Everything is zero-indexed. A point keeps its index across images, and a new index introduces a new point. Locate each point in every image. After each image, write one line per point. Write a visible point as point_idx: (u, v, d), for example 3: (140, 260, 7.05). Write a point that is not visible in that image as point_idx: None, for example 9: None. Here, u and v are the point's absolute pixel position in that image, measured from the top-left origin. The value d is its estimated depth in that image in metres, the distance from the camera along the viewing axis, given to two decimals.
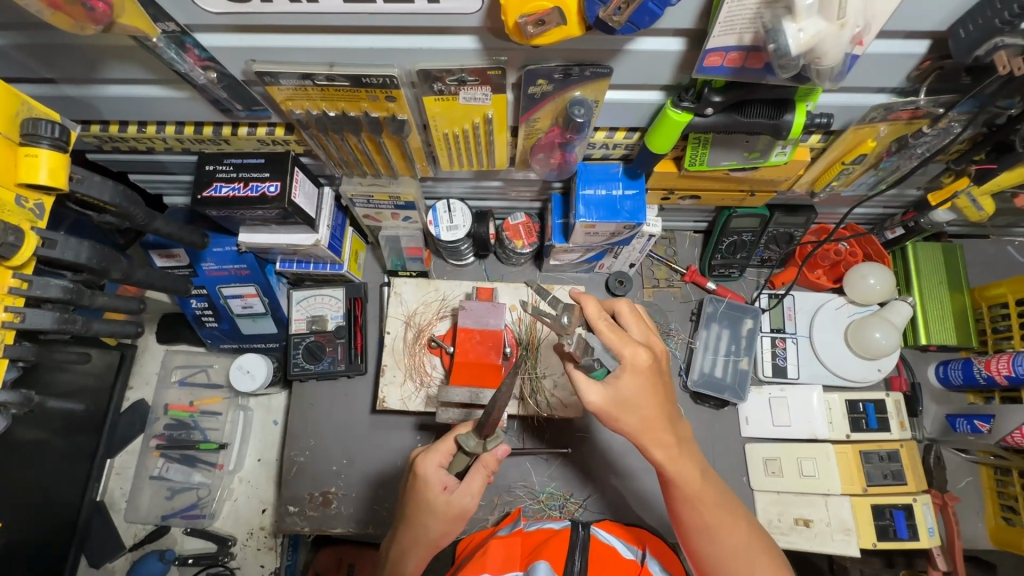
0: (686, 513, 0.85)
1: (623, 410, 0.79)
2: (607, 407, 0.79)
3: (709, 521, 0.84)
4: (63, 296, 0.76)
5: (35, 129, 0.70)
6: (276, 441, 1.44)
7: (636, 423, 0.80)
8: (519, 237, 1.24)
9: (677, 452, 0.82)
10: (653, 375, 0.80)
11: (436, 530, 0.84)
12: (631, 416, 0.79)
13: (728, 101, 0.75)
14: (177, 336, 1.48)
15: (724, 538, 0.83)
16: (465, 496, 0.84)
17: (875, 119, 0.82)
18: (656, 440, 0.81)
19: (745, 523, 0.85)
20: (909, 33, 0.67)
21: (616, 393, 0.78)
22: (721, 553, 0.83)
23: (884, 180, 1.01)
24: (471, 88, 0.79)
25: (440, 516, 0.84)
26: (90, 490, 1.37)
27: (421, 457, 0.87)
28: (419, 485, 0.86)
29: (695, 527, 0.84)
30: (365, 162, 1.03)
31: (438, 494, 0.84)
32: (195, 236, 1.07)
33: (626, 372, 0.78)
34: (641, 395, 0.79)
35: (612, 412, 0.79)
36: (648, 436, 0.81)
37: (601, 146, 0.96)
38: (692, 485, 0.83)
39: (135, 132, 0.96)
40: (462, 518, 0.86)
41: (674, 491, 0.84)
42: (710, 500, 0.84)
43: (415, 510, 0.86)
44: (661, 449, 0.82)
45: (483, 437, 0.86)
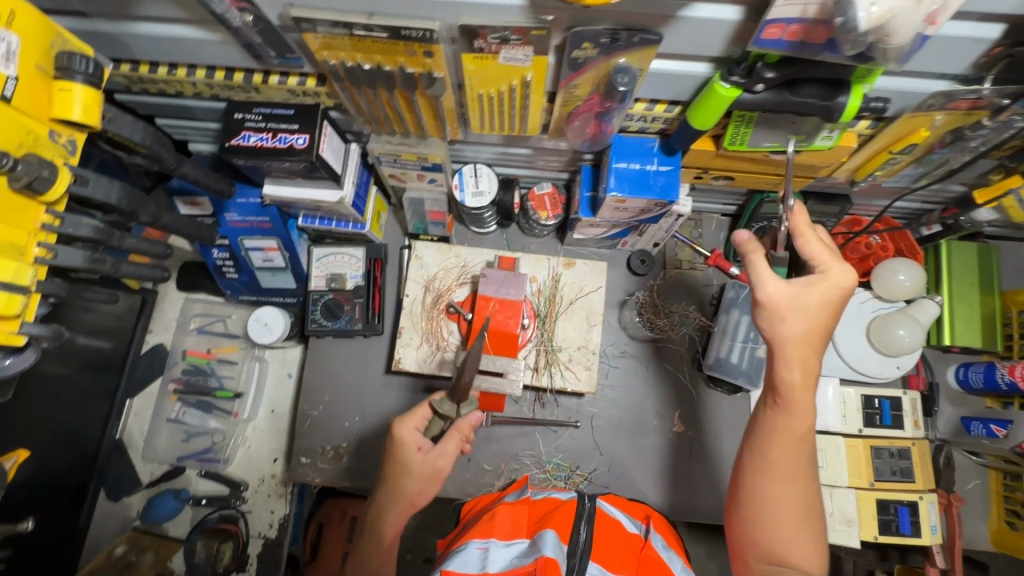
0: (766, 447, 0.81)
1: (782, 320, 0.76)
2: (780, 303, 0.76)
3: (785, 468, 0.80)
4: (93, 235, 0.76)
5: (69, 63, 0.70)
6: (290, 393, 1.47)
7: (796, 334, 0.76)
8: (543, 208, 1.22)
9: (802, 387, 0.78)
10: (832, 307, 0.76)
11: (412, 488, 0.89)
12: (798, 324, 0.75)
13: (780, 78, 0.71)
14: (196, 285, 1.49)
15: (783, 492, 0.79)
16: (442, 457, 0.90)
17: (932, 106, 0.78)
18: (798, 360, 0.77)
19: (807, 493, 0.80)
20: (984, 15, 0.63)
21: (794, 299, 0.75)
22: (771, 501, 0.80)
23: (929, 173, 0.97)
24: (513, 48, 0.76)
25: (417, 476, 0.89)
26: (110, 427, 1.41)
27: (399, 421, 0.93)
28: (397, 447, 0.91)
29: (769, 466, 0.80)
30: (395, 120, 1.01)
31: (413, 454, 0.90)
32: (221, 184, 1.06)
33: (819, 284, 0.75)
34: (817, 309, 0.75)
35: (782, 311, 0.76)
36: (789, 352, 0.77)
37: (638, 118, 0.93)
38: (796, 425, 0.79)
39: (165, 75, 0.95)
40: (437, 478, 0.90)
41: (777, 422, 0.80)
42: (795, 451, 0.80)
43: (396, 473, 0.90)
44: (797, 371, 0.77)
45: (456, 403, 0.90)
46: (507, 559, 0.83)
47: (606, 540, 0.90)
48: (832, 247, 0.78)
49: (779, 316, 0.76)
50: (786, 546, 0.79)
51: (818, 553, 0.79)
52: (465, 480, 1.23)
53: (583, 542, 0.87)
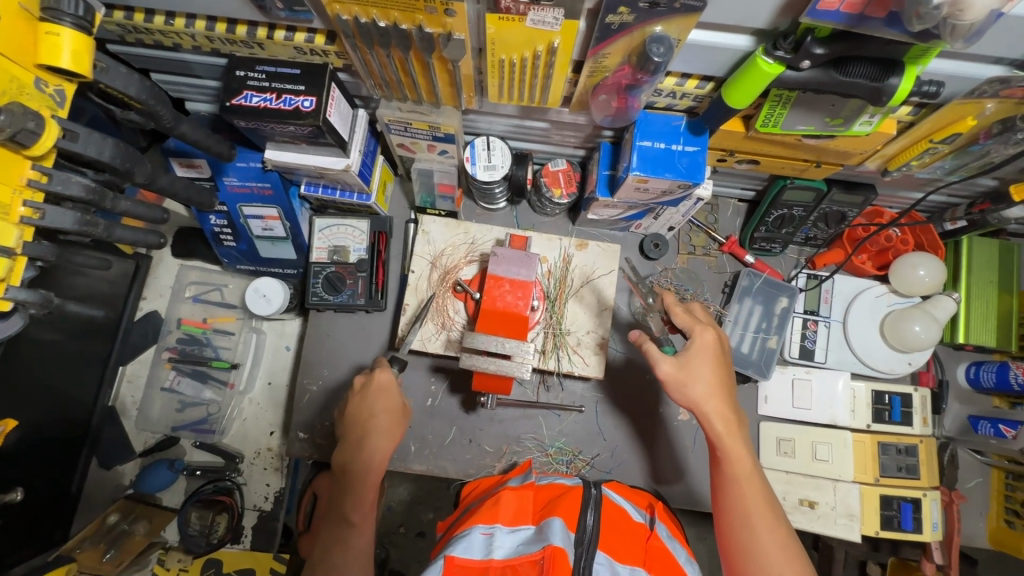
0: (730, 495, 0.91)
1: (691, 382, 0.92)
2: (676, 373, 0.92)
3: (753, 509, 0.89)
4: (84, 195, 0.70)
5: (56, 3, 0.63)
6: (288, 366, 1.44)
7: (702, 392, 0.92)
8: (558, 185, 1.17)
9: (728, 433, 0.92)
10: (716, 361, 0.94)
11: (395, 424, 1.04)
12: (698, 381, 0.92)
13: (830, 55, 0.66)
14: (192, 251, 1.44)
15: (762, 535, 0.86)
16: (404, 398, 1.09)
17: (985, 93, 0.73)
18: (715, 407, 0.92)
19: (781, 529, 0.87)
20: None
21: (685, 364, 0.92)
22: (756, 549, 0.86)
23: (966, 166, 0.93)
24: (543, 9, 0.70)
25: (395, 410, 1.05)
26: (103, 394, 1.38)
27: (377, 368, 1.06)
28: (382, 387, 1.05)
29: (740, 514, 0.89)
30: (407, 85, 0.95)
31: (395, 391, 1.06)
32: (220, 146, 1.00)
33: (695, 349, 0.93)
34: (706, 370, 0.92)
35: (680, 378, 0.92)
36: (704, 402, 0.92)
37: (667, 94, 0.88)
38: (742, 465, 0.91)
39: (162, 24, 0.87)
40: (402, 417, 1.06)
41: (724, 472, 0.92)
42: (752, 491, 0.90)
43: (377, 410, 1.03)
44: (721, 420, 0.92)
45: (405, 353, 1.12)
46: (512, 545, 0.82)
47: (612, 528, 0.89)
48: (697, 315, 0.98)
49: (685, 379, 0.92)
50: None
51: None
52: (466, 461, 1.21)
53: (590, 528, 0.86)
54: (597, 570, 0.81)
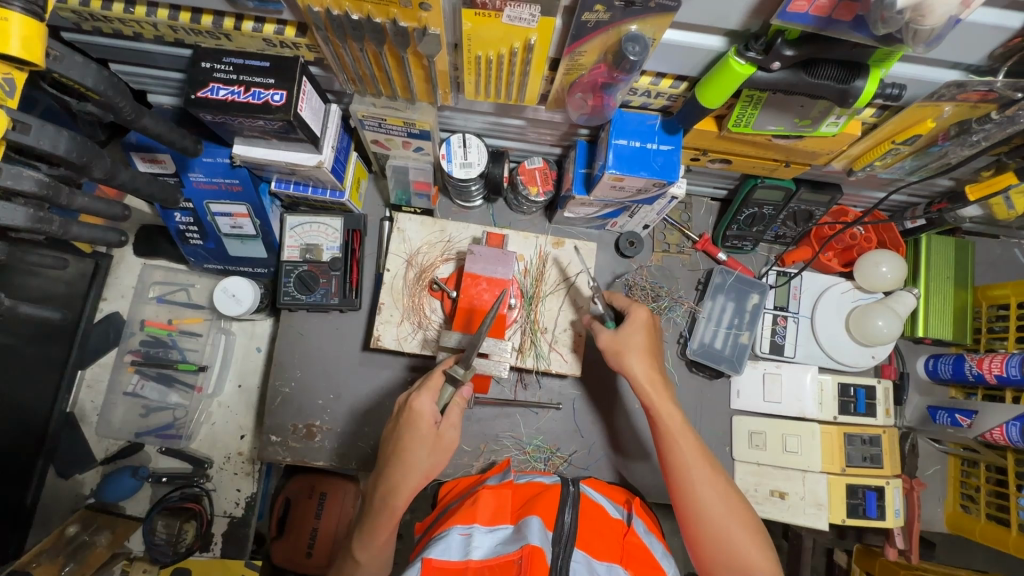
0: (671, 452, 0.94)
1: (624, 350, 1.00)
2: (611, 345, 1.01)
3: (689, 462, 0.92)
4: (38, 190, 0.67)
5: None
6: (259, 368, 1.40)
7: (634, 358, 0.99)
8: (534, 183, 1.17)
9: (655, 389, 0.98)
10: (647, 332, 1.01)
11: (426, 461, 0.88)
12: (629, 352, 0.99)
13: (800, 57, 0.68)
14: (155, 249, 1.38)
15: (708, 488, 0.91)
16: (450, 428, 0.91)
17: (943, 97, 0.76)
18: (642, 369, 0.98)
19: (723, 480, 0.92)
20: (1011, 2, 0.61)
21: (621, 337, 1.00)
22: (704, 506, 0.89)
23: (924, 167, 0.97)
24: (519, 6, 0.70)
25: (428, 447, 0.88)
26: (60, 400, 1.32)
27: (414, 395, 0.89)
28: (412, 419, 0.89)
29: (686, 473, 0.92)
30: (381, 81, 0.93)
31: (431, 428, 0.88)
32: (185, 141, 0.96)
33: (631, 324, 1.01)
34: (639, 337, 1.00)
35: (615, 349, 1.00)
36: (632, 366, 0.99)
37: (642, 93, 0.88)
38: (674, 421, 0.95)
39: (121, 13, 0.83)
40: (443, 448, 0.91)
41: (665, 431, 0.95)
42: (689, 444, 0.94)
43: (404, 446, 0.88)
44: (647, 375, 0.98)
45: (469, 369, 0.90)
46: (490, 546, 0.81)
47: (590, 525, 0.89)
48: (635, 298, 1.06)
49: (620, 349, 1.00)
50: (736, 544, 0.87)
51: (760, 540, 0.88)
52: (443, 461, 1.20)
53: (568, 526, 0.86)
54: (574, 570, 0.81)
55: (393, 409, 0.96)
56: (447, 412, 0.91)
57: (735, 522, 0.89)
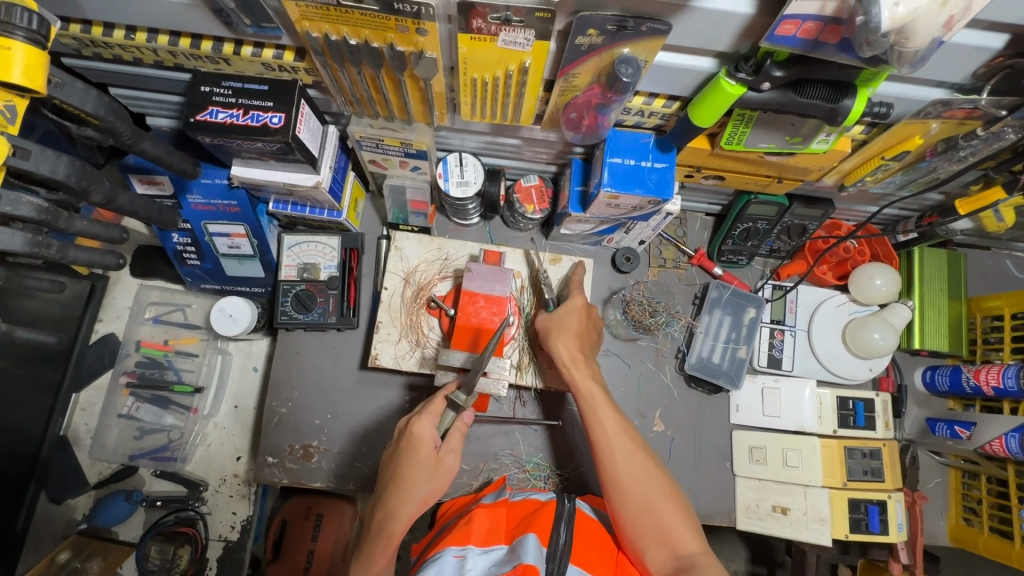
0: (596, 429, 0.96)
1: (557, 329, 1.04)
2: (549, 323, 1.05)
3: (611, 438, 0.94)
4: (37, 215, 0.67)
5: (8, 16, 0.60)
6: (255, 388, 1.39)
7: (564, 340, 1.03)
8: (530, 201, 1.18)
9: (576, 369, 1.01)
10: (578, 311, 1.06)
11: (424, 486, 0.87)
12: (558, 334, 1.03)
13: (790, 77, 0.69)
14: (152, 270, 1.38)
15: (630, 461, 0.92)
16: (450, 453, 0.90)
17: (930, 114, 0.78)
18: (564, 349, 1.02)
19: (645, 454, 0.94)
20: (992, 24, 0.62)
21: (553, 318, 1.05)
22: (622, 476, 0.91)
23: (914, 182, 0.99)
24: (514, 31, 0.71)
25: (427, 472, 0.88)
26: (53, 423, 1.30)
27: (415, 419, 0.90)
28: (412, 443, 0.89)
29: (605, 446, 0.94)
30: (379, 102, 0.94)
31: (430, 454, 0.88)
32: (184, 163, 0.97)
33: (569, 310, 1.06)
34: (567, 318, 1.05)
35: (548, 329, 1.05)
36: (554, 346, 1.03)
37: (636, 113, 0.90)
38: (597, 398, 0.98)
39: (122, 39, 0.85)
40: (444, 474, 0.89)
41: (587, 408, 0.98)
42: (612, 420, 0.96)
43: (403, 470, 0.88)
44: (569, 355, 1.02)
45: (471, 395, 0.91)
46: (484, 568, 0.80)
47: (584, 541, 0.89)
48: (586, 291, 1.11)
49: (555, 328, 1.04)
50: (662, 514, 0.88)
51: (686, 513, 0.90)
52: None
53: (563, 544, 0.85)
54: None
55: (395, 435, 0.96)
56: (449, 438, 0.91)
57: (655, 491, 0.90)
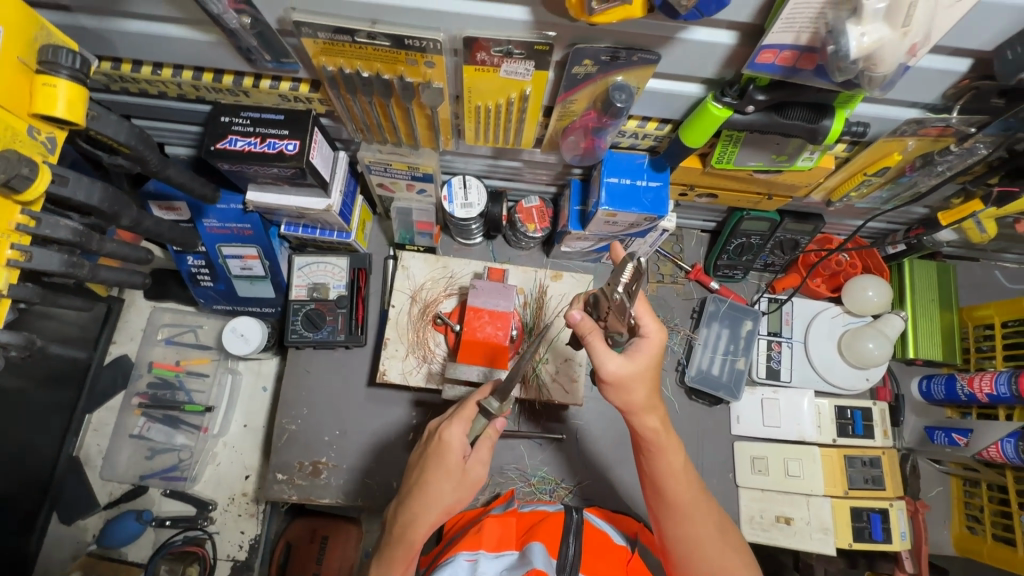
0: (670, 487, 0.87)
1: (629, 385, 0.80)
2: (624, 375, 0.79)
3: (682, 498, 0.87)
4: (72, 238, 0.72)
5: (54, 57, 0.66)
6: (264, 407, 1.41)
7: (640, 395, 0.82)
8: (531, 221, 1.23)
9: (661, 435, 0.85)
10: (657, 359, 0.81)
11: (450, 495, 0.88)
12: (631, 390, 0.81)
13: (771, 100, 0.75)
14: (166, 293, 1.42)
15: (698, 518, 0.87)
16: (477, 464, 0.90)
17: (906, 132, 0.83)
18: (648, 412, 0.84)
19: (712, 508, 0.89)
20: (955, 50, 0.68)
21: (632, 368, 0.79)
22: (692, 534, 0.87)
23: (897, 196, 1.04)
24: (515, 62, 0.76)
25: (453, 482, 0.88)
26: (67, 443, 1.33)
27: (445, 424, 0.88)
28: (441, 449, 0.88)
29: (678, 505, 0.87)
30: (388, 129, 1.00)
31: (457, 463, 0.88)
32: (203, 189, 1.02)
33: (642, 349, 0.80)
34: (650, 370, 0.81)
35: (625, 382, 0.80)
36: (637, 412, 0.83)
37: (630, 135, 0.95)
38: (675, 457, 0.86)
39: (149, 74, 0.91)
40: (470, 483, 0.90)
41: (660, 466, 0.86)
42: (684, 479, 0.87)
43: (427, 477, 0.88)
44: (653, 420, 0.84)
45: (505, 403, 0.88)
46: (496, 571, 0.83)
47: (594, 553, 0.91)
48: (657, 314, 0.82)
49: (623, 386, 0.81)
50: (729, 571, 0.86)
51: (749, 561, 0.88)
52: None
53: (571, 556, 0.88)
54: None
55: (424, 434, 0.96)
56: (476, 447, 0.91)
57: (725, 551, 0.87)
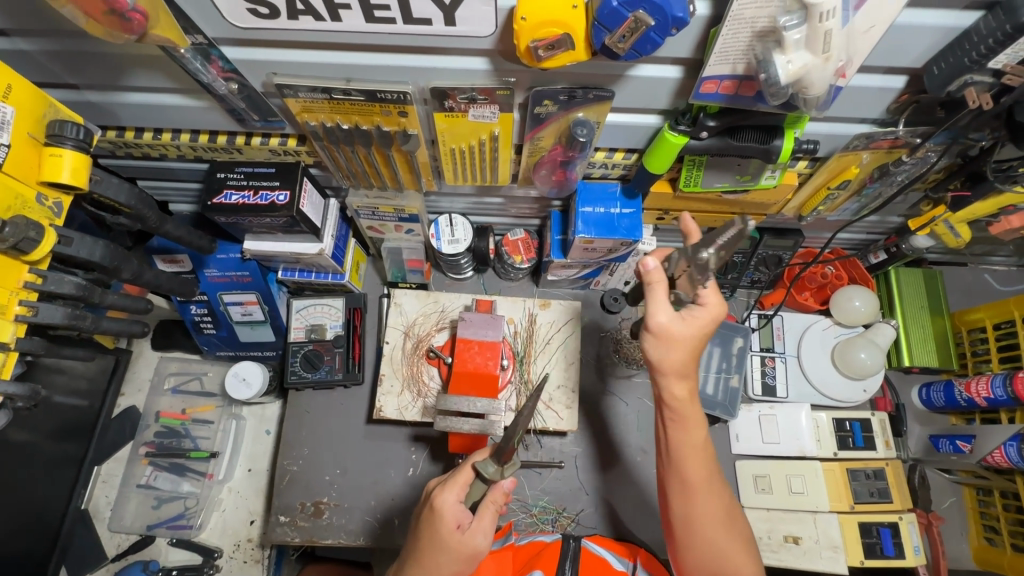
0: (685, 462, 0.85)
1: (667, 347, 0.81)
2: (666, 333, 0.80)
3: (695, 476, 0.85)
4: (76, 292, 0.77)
5: (60, 130, 0.73)
6: (268, 451, 1.43)
7: (682, 359, 0.82)
8: (518, 252, 1.27)
9: (687, 406, 0.85)
10: (705, 331, 0.82)
11: (446, 568, 0.85)
12: (663, 352, 0.81)
13: (721, 126, 0.80)
14: (172, 343, 1.48)
15: (705, 500, 0.86)
16: (477, 533, 0.85)
17: (858, 146, 0.87)
18: (679, 378, 0.83)
19: (721, 491, 0.88)
20: (888, 69, 0.72)
21: (674, 326, 0.80)
22: (697, 516, 0.86)
23: (867, 207, 1.07)
24: (481, 107, 0.82)
25: (449, 554, 0.84)
26: (75, 497, 1.35)
27: (439, 490, 0.86)
28: (435, 518, 0.85)
29: (690, 480, 0.85)
30: (372, 175, 1.06)
31: (452, 533, 0.84)
32: (201, 241, 1.08)
33: (698, 317, 0.81)
34: (696, 339, 0.82)
35: (668, 341, 0.81)
36: (667, 375, 0.83)
37: (600, 165, 1.00)
38: (695, 431, 0.86)
39: (150, 139, 0.99)
40: (471, 556, 0.85)
41: (679, 436, 0.86)
42: (701, 457, 0.86)
43: (422, 549, 0.85)
44: (681, 387, 0.84)
45: (501, 467, 0.85)
46: None
47: None
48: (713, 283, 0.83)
49: (660, 343, 0.81)
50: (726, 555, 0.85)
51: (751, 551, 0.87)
52: None
53: None
54: None
55: (423, 497, 0.94)
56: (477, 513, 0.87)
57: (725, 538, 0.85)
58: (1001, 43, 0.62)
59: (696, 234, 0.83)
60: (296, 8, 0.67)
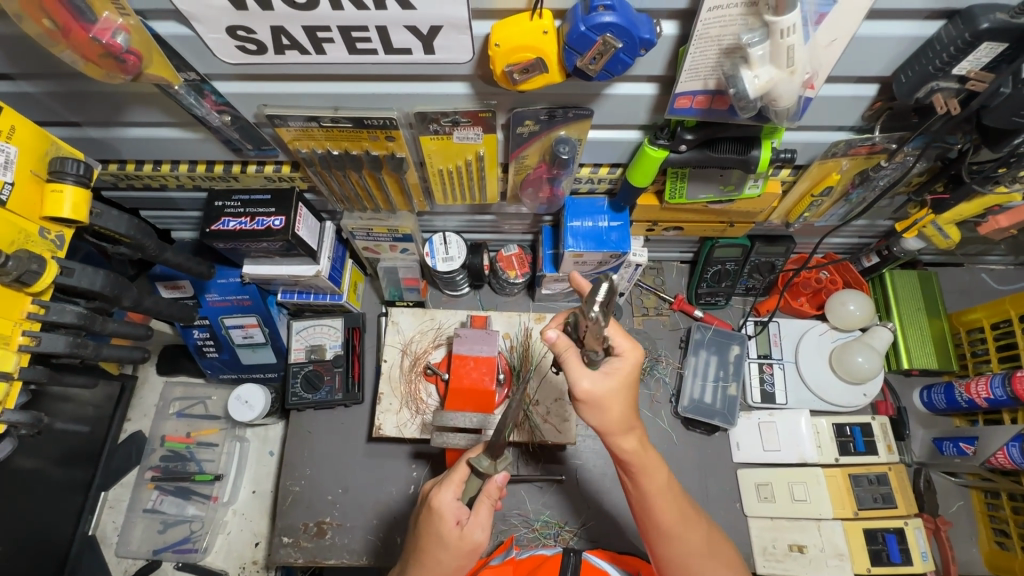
0: (656, 510, 0.85)
1: (603, 407, 0.80)
2: (597, 395, 0.79)
3: (670, 520, 0.85)
4: (77, 321, 0.80)
5: (62, 167, 0.76)
6: (271, 472, 1.44)
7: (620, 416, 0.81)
8: (512, 267, 1.30)
9: (641, 455, 0.83)
10: (630, 380, 0.80)
11: (447, 564, 0.86)
12: (602, 415, 0.80)
13: (699, 139, 0.82)
14: (177, 367, 1.50)
15: (685, 541, 0.86)
16: (476, 528, 0.87)
17: (837, 153, 0.89)
18: (625, 433, 0.82)
19: (701, 528, 0.88)
20: (858, 78, 0.74)
21: (601, 386, 0.79)
22: (680, 556, 0.86)
23: (853, 211, 1.08)
24: (465, 129, 0.85)
25: (450, 550, 0.85)
26: (83, 522, 1.37)
27: (436, 489, 0.87)
28: (433, 517, 0.86)
29: (667, 525, 0.85)
30: (366, 198, 1.09)
31: (452, 529, 0.85)
32: (201, 267, 1.11)
33: (618, 369, 0.79)
34: (625, 390, 0.80)
35: (601, 403, 0.79)
36: (614, 433, 0.82)
37: (586, 181, 1.02)
38: (656, 478, 0.85)
39: (150, 170, 1.02)
40: (472, 550, 0.87)
41: (643, 487, 0.85)
42: (670, 499, 0.85)
43: (425, 545, 0.86)
44: (630, 440, 0.83)
45: (495, 461, 0.87)
46: None
47: None
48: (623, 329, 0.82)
49: (593, 405, 0.80)
50: None
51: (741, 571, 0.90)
52: None
53: None
54: None
55: (421, 496, 0.95)
56: (474, 508, 0.88)
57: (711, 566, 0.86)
58: (961, 52, 0.64)
59: (586, 290, 0.85)
60: (282, 43, 0.70)
